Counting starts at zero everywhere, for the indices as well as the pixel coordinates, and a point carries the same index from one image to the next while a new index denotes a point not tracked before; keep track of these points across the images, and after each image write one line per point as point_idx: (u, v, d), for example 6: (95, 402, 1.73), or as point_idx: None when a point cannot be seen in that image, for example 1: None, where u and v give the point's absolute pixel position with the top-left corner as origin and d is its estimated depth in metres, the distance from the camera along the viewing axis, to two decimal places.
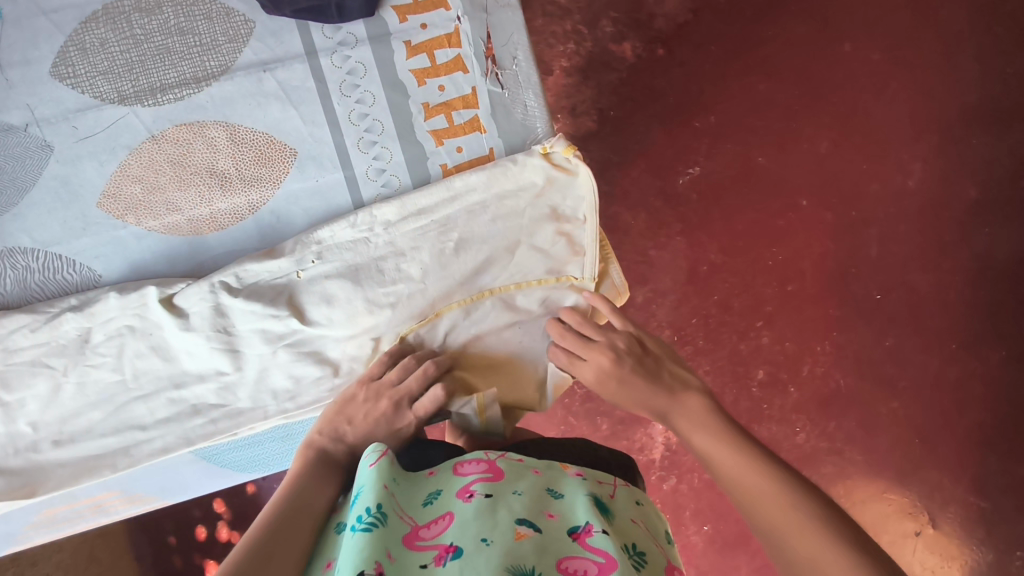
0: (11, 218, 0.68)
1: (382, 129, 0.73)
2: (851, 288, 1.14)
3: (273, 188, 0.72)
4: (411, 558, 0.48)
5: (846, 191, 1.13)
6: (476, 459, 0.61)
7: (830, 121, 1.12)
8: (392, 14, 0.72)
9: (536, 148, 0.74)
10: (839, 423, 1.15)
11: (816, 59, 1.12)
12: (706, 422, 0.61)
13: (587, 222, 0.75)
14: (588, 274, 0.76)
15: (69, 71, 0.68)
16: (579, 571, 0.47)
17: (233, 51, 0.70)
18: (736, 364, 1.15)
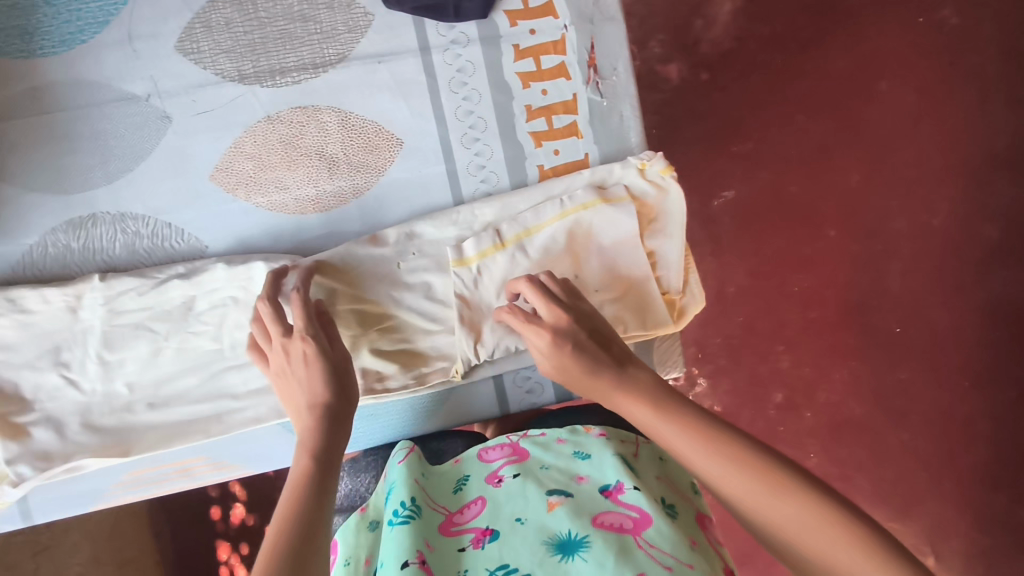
0: (124, 184, 0.71)
1: (485, 127, 0.76)
2: (870, 319, 1.18)
3: (378, 175, 0.74)
4: (450, 543, 0.57)
5: (872, 225, 1.18)
6: (499, 445, 0.68)
7: (861, 157, 1.19)
8: (504, 18, 0.75)
9: (633, 161, 0.76)
10: (852, 452, 1.18)
11: (853, 95, 1.19)
12: (657, 407, 0.51)
13: (674, 234, 0.77)
14: (673, 286, 0.78)
15: (193, 47, 0.70)
16: (614, 524, 0.54)
17: (351, 41, 0.73)
18: (756, 385, 1.18)
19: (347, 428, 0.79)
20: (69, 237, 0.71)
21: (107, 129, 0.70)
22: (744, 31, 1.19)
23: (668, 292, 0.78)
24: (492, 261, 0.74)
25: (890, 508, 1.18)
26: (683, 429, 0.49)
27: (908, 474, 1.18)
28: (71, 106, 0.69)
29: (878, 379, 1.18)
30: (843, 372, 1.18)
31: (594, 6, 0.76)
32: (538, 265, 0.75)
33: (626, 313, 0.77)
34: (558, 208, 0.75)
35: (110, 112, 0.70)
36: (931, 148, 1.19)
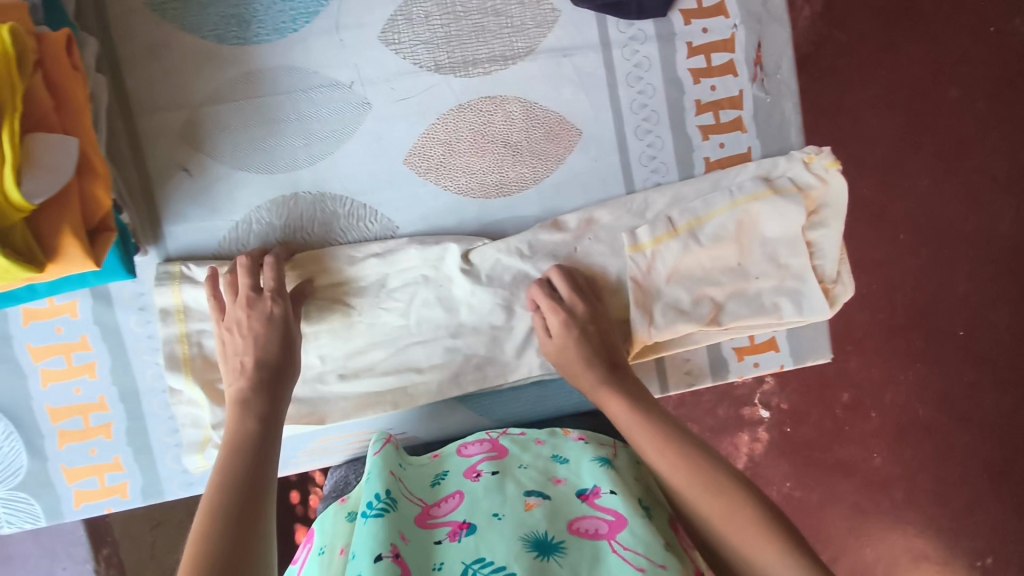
0: (325, 166, 0.75)
1: (658, 119, 0.80)
2: (939, 321, 1.19)
3: (557, 162, 0.78)
4: (427, 536, 0.56)
5: (941, 229, 1.18)
6: (477, 442, 0.70)
7: (933, 160, 1.17)
8: (679, 17, 0.78)
9: (798, 155, 0.80)
10: (915, 452, 1.21)
11: (927, 100, 1.15)
12: (637, 413, 0.65)
13: (832, 226, 0.80)
14: (827, 276, 0.82)
15: (396, 38, 0.74)
16: (589, 530, 0.55)
17: (539, 35, 0.77)
18: (824, 385, 1.20)
19: (515, 404, 0.81)
20: (273, 215, 0.75)
21: (312, 112, 0.74)
22: (820, 36, 1.13)
23: (823, 282, 0.82)
24: (665, 247, 0.78)
25: (946, 509, 1.22)
26: (661, 440, 0.61)
27: (966, 477, 1.22)
28: (280, 91, 0.73)
29: (944, 384, 1.20)
30: (908, 374, 1.20)
31: (763, 6, 0.80)
32: (707, 252, 0.79)
33: (785, 299, 0.81)
34: (727, 198, 0.79)
35: (315, 97, 0.74)
36: (1004, 157, 1.18)
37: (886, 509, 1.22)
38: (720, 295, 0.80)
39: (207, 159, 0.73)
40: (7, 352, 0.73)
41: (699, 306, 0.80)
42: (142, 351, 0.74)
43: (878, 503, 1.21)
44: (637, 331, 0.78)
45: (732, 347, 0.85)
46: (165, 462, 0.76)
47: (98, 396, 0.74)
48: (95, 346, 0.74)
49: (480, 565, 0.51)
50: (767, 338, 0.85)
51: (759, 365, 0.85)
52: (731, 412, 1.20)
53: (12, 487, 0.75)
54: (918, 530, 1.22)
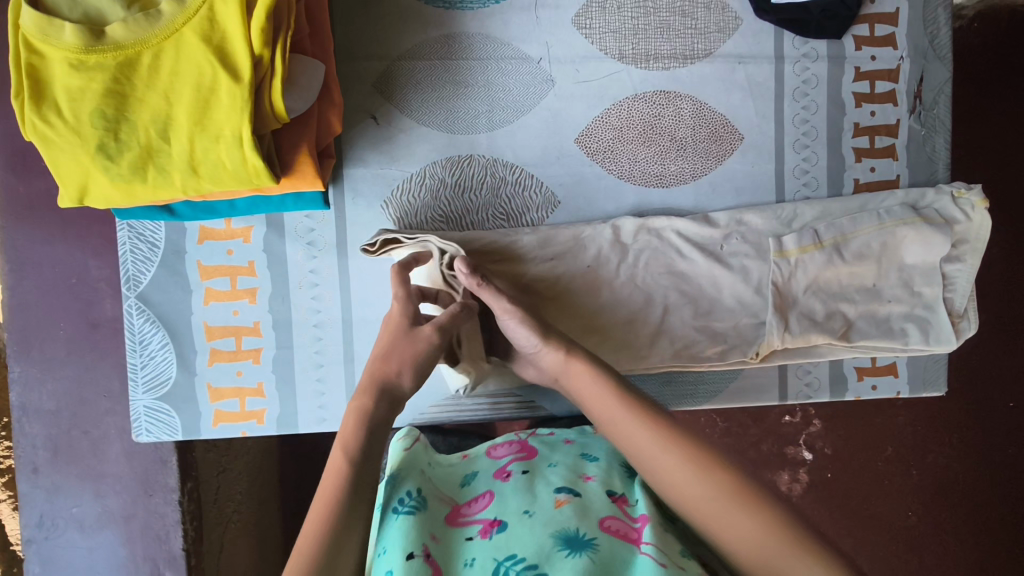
0: (503, 133, 0.78)
1: (817, 136, 0.83)
2: (992, 385, 1.20)
3: (717, 162, 0.81)
4: (457, 534, 0.57)
5: (1012, 295, 1.18)
6: (506, 442, 0.68)
7: (1011, 226, 1.17)
8: (852, 42, 0.82)
9: (947, 189, 0.81)
10: (954, 515, 1.22)
11: (1018, 167, 1.16)
12: (601, 382, 0.59)
13: (968, 261, 0.80)
14: (958, 304, 0.81)
15: (588, 23, 0.78)
16: (619, 530, 0.54)
17: (719, 40, 0.80)
18: (872, 434, 1.23)
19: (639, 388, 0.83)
20: (445, 173, 0.77)
21: (500, 81, 0.77)
22: None
23: (952, 315, 0.81)
24: (809, 257, 0.78)
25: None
26: (663, 437, 0.53)
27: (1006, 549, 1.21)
28: (473, 57, 0.77)
29: (993, 452, 1.21)
30: (957, 436, 1.22)
31: (930, 44, 0.83)
32: (848, 268, 0.79)
33: (913, 325, 0.80)
34: (876, 220, 0.79)
35: (505, 68, 0.77)
36: None
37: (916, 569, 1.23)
38: (851, 314, 0.80)
39: (395, 112, 0.76)
40: (178, 265, 0.75)
41: (832, 320, 0.79)
42: (302, 284, 0.77)
43: (909, 562, 1.23)
44: (770, 334, 0.78)
45: (853, 365, 0.85)
46: (304, 395, 0.77)
47: (253, 321, 0.76)
48: (260, 273, 0.76)
49: (512, 562, 0.51)
50: (888, 362, 0.85)
51: (876, 388, 0.86)
52: (777, 448, 1.23)
53: (157, 397, 0.76)
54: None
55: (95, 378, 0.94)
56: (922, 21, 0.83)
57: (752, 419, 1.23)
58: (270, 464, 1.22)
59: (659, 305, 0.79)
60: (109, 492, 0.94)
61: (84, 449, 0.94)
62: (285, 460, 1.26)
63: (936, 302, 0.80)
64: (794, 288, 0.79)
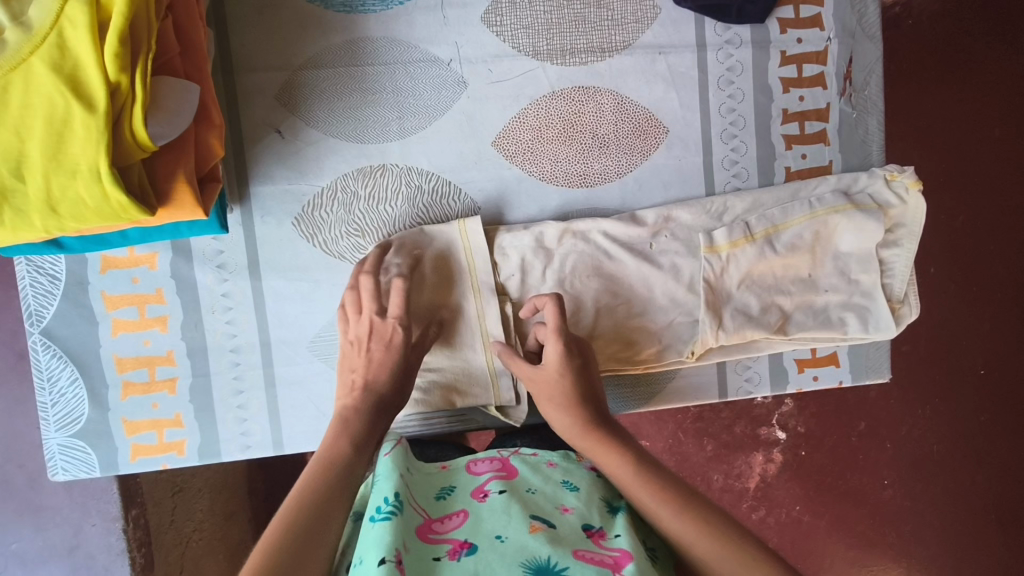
0: (415, 140, 0.75)
1: (744, 124, 0.80)
2: (955, 355, 1.19)
3: (643, 158, 0.78)
4: (426, 550, 0.50)
5: (973, 265, 1.17)
6: (488, 459, 0.63)
7: (973, 195, 1.16)
8: (777, 24, 0.79)
9: (879, 172, 0.79)
10: (927, 486, 1.22)
11: (973, 137, 1.15)
12: (615, 449, 0.56)
13: (905, 245, 0.78)
14: (896, 291, 0.78)
15: (498, 20, 0.75)
16: (596, 558, 0.48)
17: (638, 31, 0.77)
18: (842, 412, 1.21)
19: None
20: (358, 185, 0.74)
21: (409, 86, 0.74)
22: None
23: (891, 301, 0.78)
24: (740, 252, 0.76)
25: (949, 546, 1.23)
26: (687, 517, 0.49)
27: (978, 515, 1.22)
28: (380, 62, 0.73)
29: (963, 422, 1.20)
30: (926, 409, 1.20)
31: (858, 22, 0.80)
32: (780, 262, 0.76)
33: (852, 314, 0.77)
34: (807, 208, 0.77)
35: (414, 72, 0.74)
36: None
37: (892, 542, 1.23)
38: (788, 305, 0.77)
39: (301, 124, 0.73)
40: (82, 297, 0.72)
41: (768, 314, 0.76)
42: (215, 308, 0.74)
43: (884, 535, 1.23)
44: (704, 333, 0.75)
45: (792, 357, 0.83)
46: (224, 423, 0.75)
47: (166, 349, 0.74)
48: (170, 300, 0.73)
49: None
50: (829, 352, 0.83)
51: (818, 378, 0.84)
52: (749, 430, 1.22)
53: (70, 434, 0.74)
54: (916, 563, 1.23)
55: (26, 410, 0.90)
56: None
57: (720, 404, 1.22)
58: (235, 476, 1.20)
59: (590, 308, 0.76)
60: (50, 525, 0.90)
61: (20, 485, 0.89)
62: (252, 471, 1.24)
63: (873, 289, 0.77)
64: (726, 284, 0.76)
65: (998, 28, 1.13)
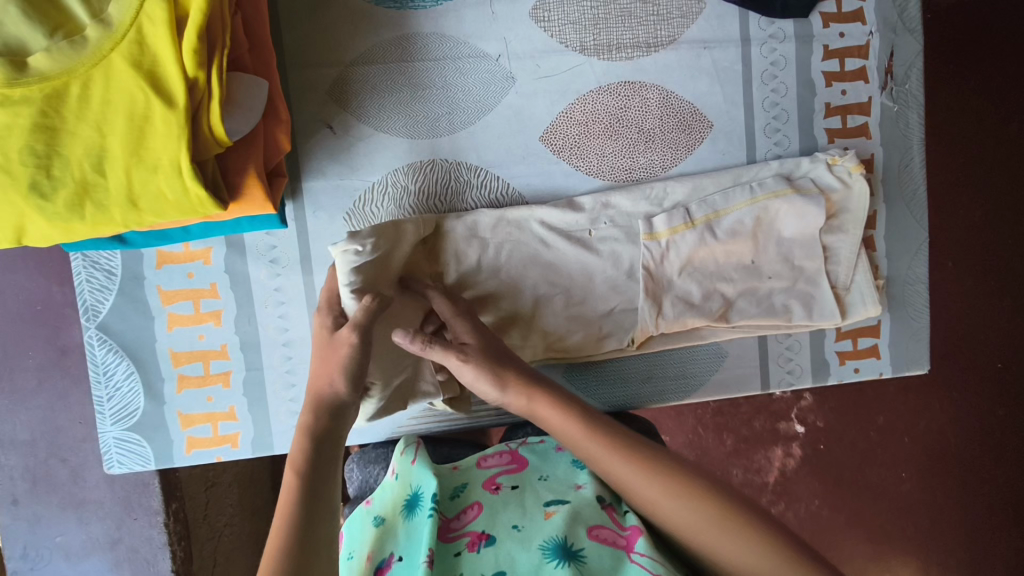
0: (464, 136, 0.75)
1: (787, 118, 0.81)
2: (976, 349, 1.18)
3: (687, 152, 0.79)
4: (447, 548, 0.55)
5: (1002, 257, 1.18)
6: (497, 453, 0.67)
7: (998, 190, 1.16)
8: (819, 19, 0.80)
9: (822, 156, 0.79)
10: (949, 480, 1.22)
11: (1006, 130, 1.15)
12: (569, 415, 0.57)
13: (850, 231, 0.79)
14: (840, 282, 0.81)
15: (545, 16, 0.76)
16: (608, 539, 0.54)
17: (682, 26, 0.78)
18: (859, 406, 1.23)
19: (624, 387, 0.82)
20: (409, 180, 0.75)
21: (458, 81, 0.75)
22: None
23: (834, 287, 0.81)
24: (784, 227, 0.78)
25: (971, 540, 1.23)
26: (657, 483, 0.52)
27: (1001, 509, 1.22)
28: (429, 58, 0.74)
29: (991, 414, 1.21)
30: (947, 402, 1.21)
31: (899, 17, 0.81)
32: (720, 249, 0.78)
33: (796, 301, 0.80)
34: (748, 194, 0.77)
35: (463, 67, 0.75)
36: None
37: (909, 538, 1.22)
38: (731, 292, 0.79)
39: (352, 120, 0.74)
40: (137, 292, 0.73)
41: (709, 301, 0.78)
42: (268, 303, 0.75)
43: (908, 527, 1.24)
44: (643, 320, 0.77)
45: (834, 349, 0.84)
46: (277, 416, 0.76)
47: (220, 344, 0.74)
48: (224, 295, 0.74)
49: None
50: (870, 345, 0.84)
51: (859, 371, 0.85)
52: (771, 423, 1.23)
53: (126, 427, 0.75)
54: (937, 556, 1.23)
55: (68, 406, 0.90)
56: None
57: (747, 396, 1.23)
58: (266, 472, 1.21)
59: (528, 297, 0.77)
60: (93, 518, 0.90)
61: (64, 478, 0.90)
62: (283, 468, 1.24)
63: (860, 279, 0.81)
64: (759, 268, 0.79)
65: None
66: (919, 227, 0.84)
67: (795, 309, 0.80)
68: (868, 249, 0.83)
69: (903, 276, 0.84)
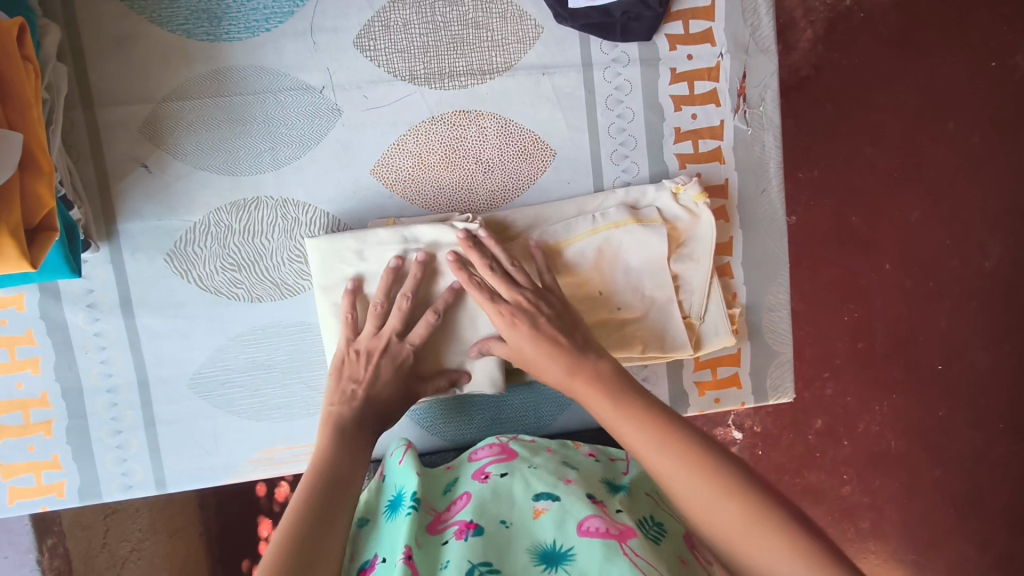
0: (290, 171, 0.72)
1: (635, 145, 0.78)
2: (904, 353, 1.16)
3: (529, 181, 0.77)
4: (435, 540, 0.54)
5: (926, 261, 1.15)
6: (487, 445, 0.66)
7: (925, 191, 1.13)
8: (665, 41, 0.77)
9: (668, 184, 0.76)
10: (884, 481, 1.19)
11: (924, 132, 1.12)
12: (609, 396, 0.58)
13: (700, 260, 0.76)
14: (695, 312, 0.77)
15: (371, 44, 0.73)
16: (599, 529, 0.49)
17: (519, 51, 0.75)
18: (797, 410, 1.17)
19: (472, 428, 0.79)
20: (232, 219, 0.72)
21: (280, 115, 0.72)
22: (821, 60, 1.10)
23: (688, 317, 0.77)
24: (627, 255, 0.74)
25: (908, 540, 1.21)
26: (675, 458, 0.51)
27: (935, 508, 1.20)
28: (248, 91, 0.71)
29: (921, 415, 1.18)
30: (883, 405, 1.17)
31: (751, 36, 0.78)
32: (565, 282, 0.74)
33: (645, 333, 0.76)
34: (590, 224, 0.74)
35: (285, 100, 0.72)
36: (1000, 190, 1.14)
37: (851, 537, 1.20)
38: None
39: (169, 158, 0.71)
40: None
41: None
42: (88, 348, 0.72)
43: (844, 531, 1.20)
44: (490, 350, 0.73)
45: (693, 380, 0.82)
46: (104, 463, 0.74)
47: (40, 391, 0.72)
48: (41, 341, 0.72)
49: (487, 568, 0.48)
50: (731, 373, 0.82)
51: (720, 401, 0.82)
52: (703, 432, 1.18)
53: None
54: (875, 558, 1.21)
55: None
56: (741, 13, 0.77)
57: None
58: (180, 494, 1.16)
59: None
60: None
61: None
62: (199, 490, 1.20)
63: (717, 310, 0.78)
64: (603, 300, 0.75)
65: (930, 26, 1.10)
66: (779, 249, 0.81)
67: (646, 342, 0.76)
68: (724, 276, 0.81)
69: (762, 301, 0.82)
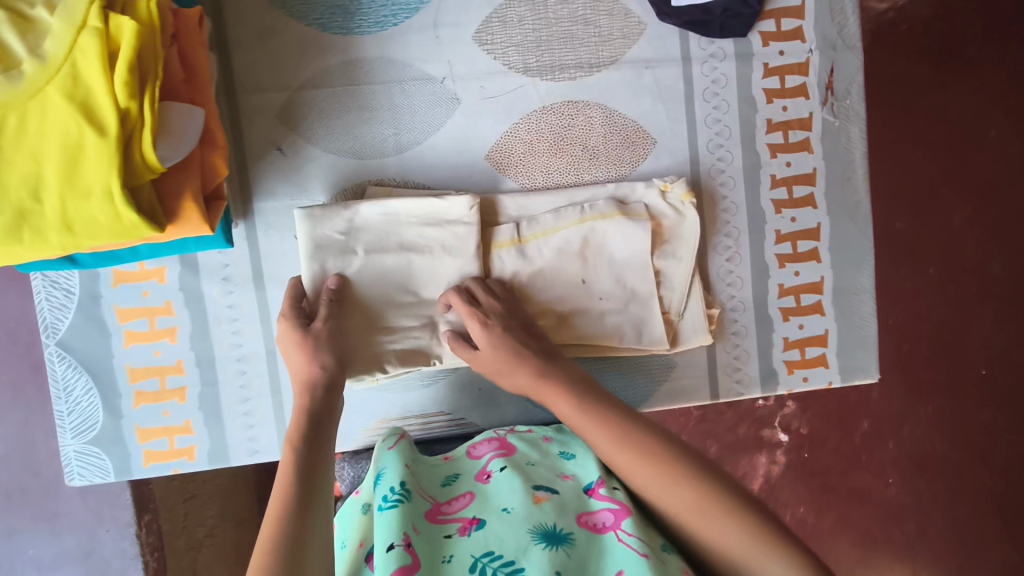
0: (411, 155, 0.78)
1: (729, 135, 0.83)
2: (952, 355, 1.19)
3: (632, 166, 0.81)
4: (436, 529, 0.56)
5: (971, 266, 1.18)
6: (486, 441, 0.71)
7: (969, 197, 1.17)
8: (759, 39, 0.82)
9: (655, 182, 0.79)
10: (930, 485, 1.21)
11: (968, 141, 1.16)
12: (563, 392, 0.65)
13: (682, 257, 0.79)
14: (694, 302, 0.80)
15: (489, 38, 0.78)
16: (597, 523, 0.56)
17: (624, 46, 0.80)
18: (845, 410, 1.19)
19: None
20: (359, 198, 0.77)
21: (404, 103, 0.77)
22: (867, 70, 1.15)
23: (668, 312, 0.79)
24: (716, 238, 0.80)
25: (954, 544, 1.22)
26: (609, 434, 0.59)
27: (979, 514, 1.21)
28: (376, 81, 0.77)
29: (969, 418, 1.20)
30: (929, 408, 1.20)
31: (839, 34, 0.83)
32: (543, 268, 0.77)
33: (626, 324, 0.78)
34: (578, 214, 0.77)
35: (409, 89, 0.77)
36: None
37: (896, 540, 1.22)
38: (561, 309, 0.78)
39: (302, 141, 0.76)
40: (94, 310, 0.76)
41: (540, 317, 0.78)
42: (222, 320, 0.77)
43: (889, 534, 1.22)
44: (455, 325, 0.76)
45: (782, 359, 0.85)
46: (232, 428, 0.78)
47: (176, 359, 0.77)
48: (178, 312, 0.76)
49: (490, 559, 0.51)
50: (818, 354, 0.86)
51: (808, 380, 0.86)
52: (752, 431, 1.19)
53: (87, 441, 0.77)
54: (921, 562, 1.22)
55: None
56: (830, 12, 0.83)
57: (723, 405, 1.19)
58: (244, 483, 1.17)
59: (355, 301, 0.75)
60: (67, 530, 0.83)
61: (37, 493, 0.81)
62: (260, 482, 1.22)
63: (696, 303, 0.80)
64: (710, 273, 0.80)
65: (976, 39, 1.15)
66: (865, 238, 0.85)
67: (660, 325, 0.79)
68: (812, 260, 0.85)
69: (847, 285, 0.86)
